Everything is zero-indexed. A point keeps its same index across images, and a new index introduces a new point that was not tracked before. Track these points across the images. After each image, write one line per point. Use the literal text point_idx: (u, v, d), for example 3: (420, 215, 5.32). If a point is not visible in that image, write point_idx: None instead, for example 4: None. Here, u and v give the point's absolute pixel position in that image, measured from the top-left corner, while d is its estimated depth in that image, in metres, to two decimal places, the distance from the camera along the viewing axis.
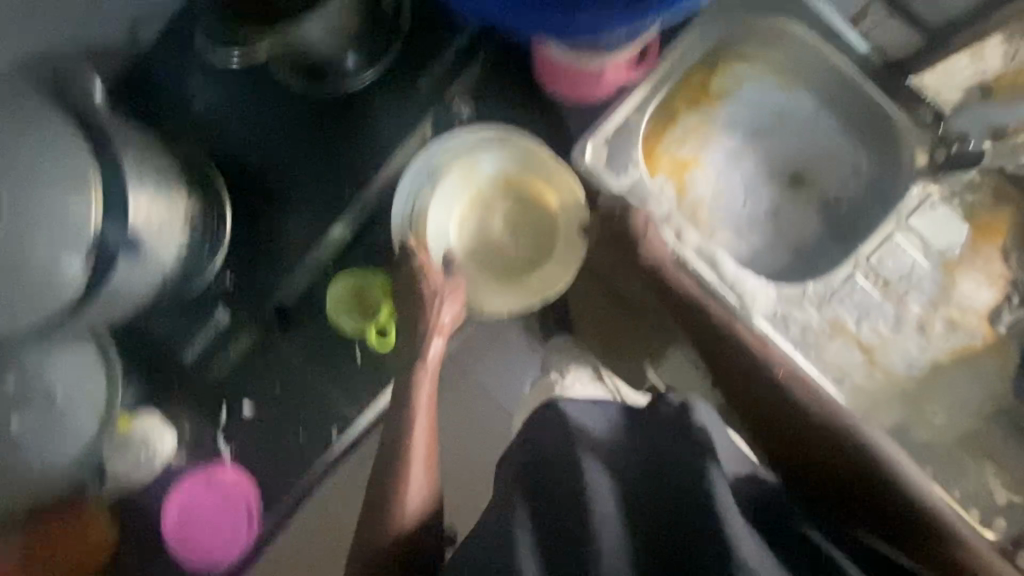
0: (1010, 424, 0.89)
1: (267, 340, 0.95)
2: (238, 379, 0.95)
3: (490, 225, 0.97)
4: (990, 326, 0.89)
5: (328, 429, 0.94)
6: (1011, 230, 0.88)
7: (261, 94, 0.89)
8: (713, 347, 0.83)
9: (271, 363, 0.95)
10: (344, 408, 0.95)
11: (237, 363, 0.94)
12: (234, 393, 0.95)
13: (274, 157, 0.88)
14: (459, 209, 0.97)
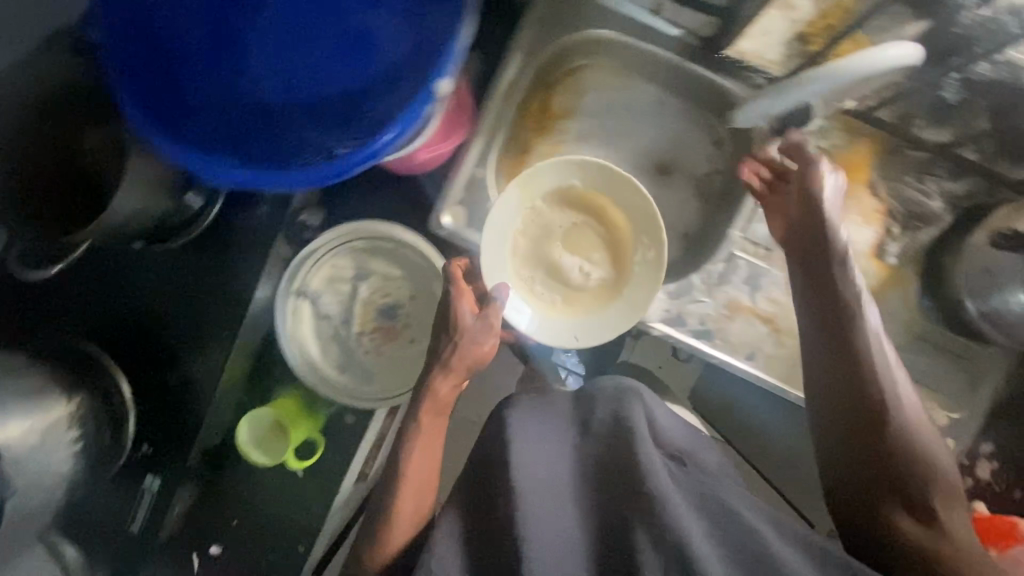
0: (929, 345, 0.89)
1: (215, 481, 0.97)
2: (195, 525, 0.98)
3: (553, 252, 0.87)
4: (880, 261, 0.88)
5: (297, 544, 0.98)
6: (874, 162, 0.87)
7: (121, 269, 0.89)
8: (824, 284, 0.73)
9: (227, 497, 0.98)
10: (312, 516, 0.98)
11: (188, 512, 0.97)
12: (196, 539, 0.98)
13: (155, 329, 0.89)
14: (516, 230, 0.86)
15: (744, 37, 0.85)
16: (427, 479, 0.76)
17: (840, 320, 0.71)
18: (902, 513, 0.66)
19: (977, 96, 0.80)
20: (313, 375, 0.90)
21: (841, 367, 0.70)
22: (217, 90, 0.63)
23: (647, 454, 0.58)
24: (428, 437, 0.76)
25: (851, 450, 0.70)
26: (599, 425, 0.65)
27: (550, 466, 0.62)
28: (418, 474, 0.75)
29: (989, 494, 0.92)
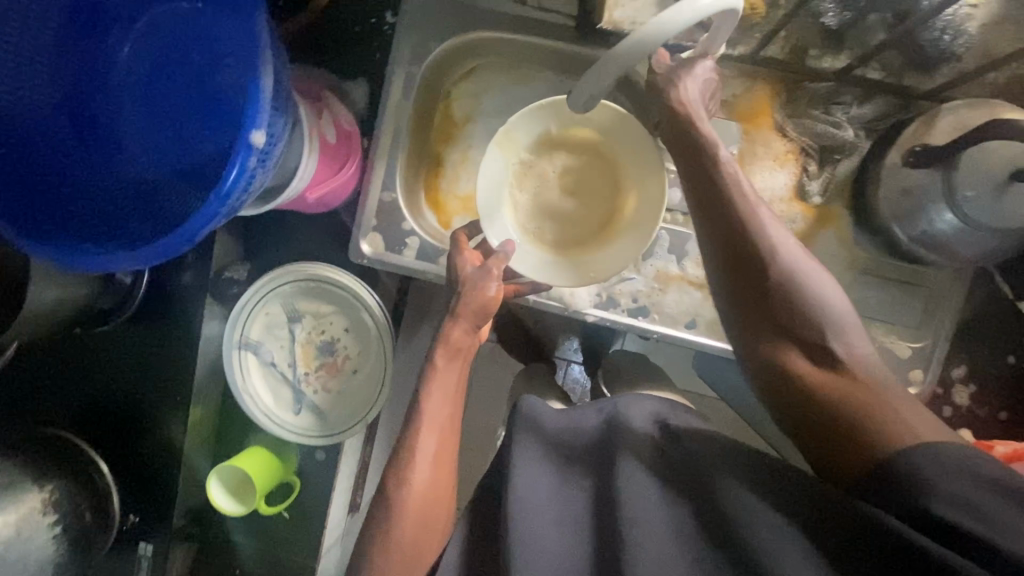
0: (875, 278, 0.85)
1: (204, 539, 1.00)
2: None
3: (552, 202, 0.84)
4: (804, 203, 0.85)
5: None
6: (776, 102, 0.84)
7: (85, 358, 0.95)
8: (694, 150, 0.64)
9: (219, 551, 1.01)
10: (305, 555, 1.01)
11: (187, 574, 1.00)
12: None
13: (125, 406, 0.94)
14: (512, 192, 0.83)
15: (615, 6, 0.85)
16: (425, 540, 0.67)
17: (711, 179, 0.62)
18: (801, 359, 0.60)
19: (863, 13, 0.78)
20: (269, 421, 0.92)
21: (722, 228, 0.61)
22: (99, 182, 0.71)
23: (640, 475, 0.57)
24: (423, 498, 0.67)
25: (751, 309, 0.61)
26: (593, 454, 0.63)
27: (546, 491, 0.60)
28: (410, 537, 0.66)
29: (973, 421, 0.87)
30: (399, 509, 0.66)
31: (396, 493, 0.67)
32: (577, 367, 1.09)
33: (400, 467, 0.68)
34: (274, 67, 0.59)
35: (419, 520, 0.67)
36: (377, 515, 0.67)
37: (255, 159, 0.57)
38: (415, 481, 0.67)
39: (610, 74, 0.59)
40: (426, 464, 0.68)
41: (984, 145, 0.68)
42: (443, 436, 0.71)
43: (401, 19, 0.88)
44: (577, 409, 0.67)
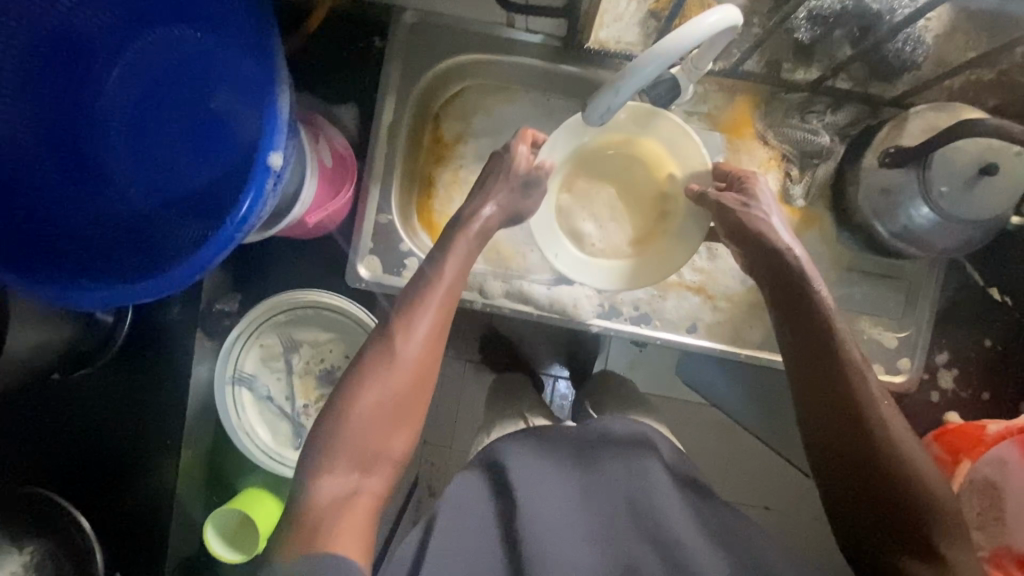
0: (859, 274, 0.90)
1: None
2: None
3: (597, 208, 0.82)
4: (789, 206, 0.89)
5: None
6: (756, 114, 0.89)
7: (65, 403, 0.89)
8: (789, 289, 0.70)
9: None
10: None
11: None
12: None
13: (113, 452, 0.89)
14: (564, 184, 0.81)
15: (599, 27, 0.87)
16: (413, 402, 0.68)
17: (820, 331, 0.68)
18: (915, 561, 0.62)
19: (830, 29, 0.82)
20: (266, 459, 0.88)
21: (822, 372, 0.67)
22: (88, 217, 0.67)
23: (669, 498, 0.70)
24: (419, 358, 0.68)
25: (844, 454, 0.65)
26: (616, 451, 0.73)
27: (558, 504, 0.68)
28: (400, 391, 0.67)
29: (958, 403, 0.93)
30: (397, 363, 0.67)
31: (396, 347, 0.68)
32: (563, 384, 1.06)
33: (406, 316, 0.69)
34: (288, 91, 0.58)
35: (412, 377, 0.67)
36: (368, 361, 0.68)
37: (272, 182, 0.56)
38: (417, 339, 0.68)
39: (627, 91, 0.61)
40: (427, 326, 0.69)
41: (954, 144, 0.73)
42: (447, 300, 0.71)
43: (390, 44, 0.88)
44: (602, 420, 0.76)
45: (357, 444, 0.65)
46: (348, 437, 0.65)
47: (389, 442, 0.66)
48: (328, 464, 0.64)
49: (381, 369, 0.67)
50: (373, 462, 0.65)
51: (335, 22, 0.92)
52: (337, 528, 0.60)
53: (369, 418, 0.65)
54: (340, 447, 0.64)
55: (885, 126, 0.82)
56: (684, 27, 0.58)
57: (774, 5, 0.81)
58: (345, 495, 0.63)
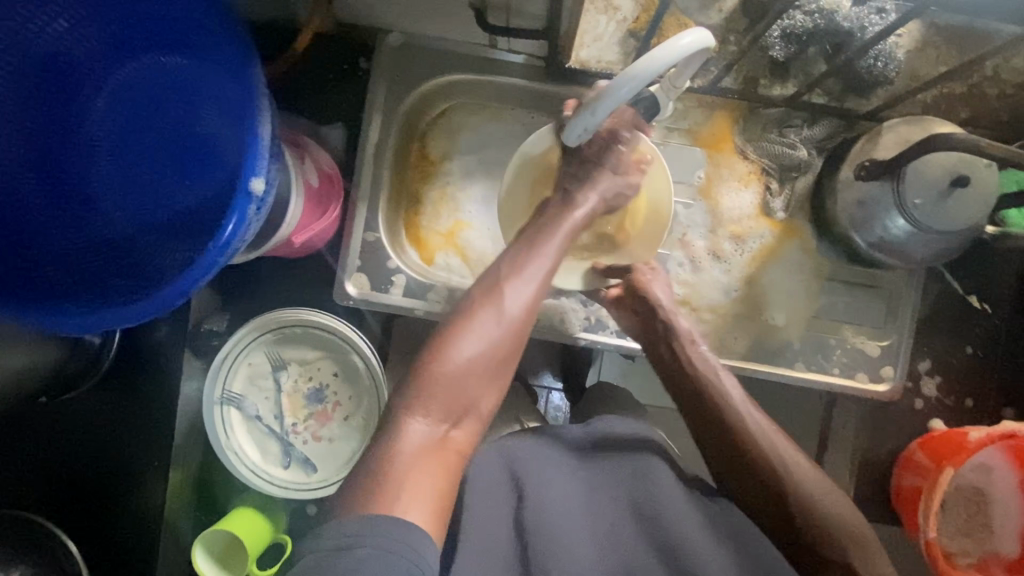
0: (841, 284, 0.91)
1: None
2: None
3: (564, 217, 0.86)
4: (770, 218, 0.91)
5: None
6: (735, 129, 0.91)
7: (55, 423, 0.89)
8: (675, 380, 0.79)
9: None
10: None
11: None
12: None
13: (102, 472, 0.89)
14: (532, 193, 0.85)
15: (580, 46, 0.88)
16: (511, 358, 0.67)
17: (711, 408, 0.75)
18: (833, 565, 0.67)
19: (804, 45, 0.84)
20: (255, 478, 0.88)
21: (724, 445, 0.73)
22: (74, 238, 0.68)
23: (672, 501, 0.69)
24: (523, 315, 0.67)
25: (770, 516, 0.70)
26: (620, 451, 0.73)
27: (564, 506, 0.68)
28: (504, 344, 0.65)
29: (942, 409, 0.94)
30: (505, 314, 0.66)
31: (506, 297, 0.66)
32: (557, 395, 1.06)
33: (517, 266, 0.68)
34: (271, 119, 0.59)
35: (516, 330, 0.66)
36: (476, 308, 0.65)
37: (255, 207, 0.58)
38: (526, 296, 0.67)
39: (605, 108, 0.62)
40: (536, 282, 0.68)
41: (924, 158, 0.75)
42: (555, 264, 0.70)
43: (376, 65, 0.90)
44: (607, 421, 0.76)
45: (453, 391, 0.63)
46: (446, 384, 0.63)
47: (483, 397, 0.65)
48: (422, 408, 0.62)
49: (489, 318, 0.65)
50: (463, 413, 0.64)
51: (322, 45, 0.93)
52: (404, 485, 0.58)
53: (470, 365, 0.64)
54: (433, 391, 0.63)
55: (860, 139, 0.84)
56: (660, 47, 0.60)
57: (748, 24, 0.85)
58: (431, 444, 0.61)
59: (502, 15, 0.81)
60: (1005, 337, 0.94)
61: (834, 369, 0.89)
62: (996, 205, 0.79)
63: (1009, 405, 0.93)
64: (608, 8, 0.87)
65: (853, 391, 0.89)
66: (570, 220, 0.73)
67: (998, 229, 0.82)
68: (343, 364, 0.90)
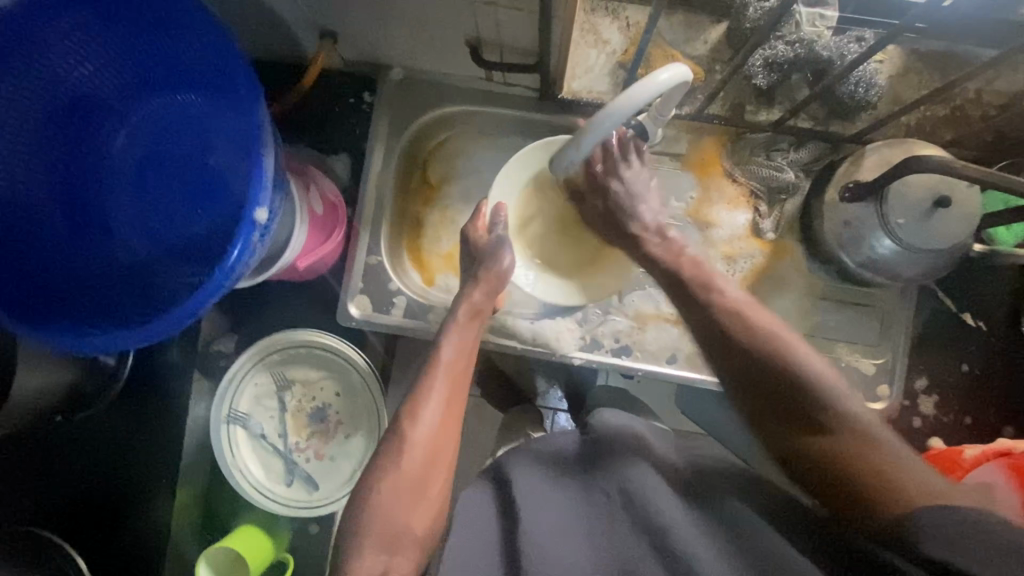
0: (833, 303, 0.92)
1: None
2: None
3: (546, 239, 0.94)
4: (760, 239, 0.93)
5: None
6: (724, 153, 0.94)
7: (70, 441, 0.93)
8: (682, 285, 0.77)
9: None
10: None
11: None
12: None
13: (113, 488, 0.92)
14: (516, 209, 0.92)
15: (572, 78, 0.93)
16: (431, 482, 0.69)
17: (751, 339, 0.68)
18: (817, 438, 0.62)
19: (786, 73, 0.87)
20: (258, 496, 0.90)
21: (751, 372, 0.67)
22: (89, 268, 0.72)
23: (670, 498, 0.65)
24: (431, 432, 0.71)
25: (761, 408, 0.66)
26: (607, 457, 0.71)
27: (554, 512, 0.68)
28: (420, 472, 0.69)
29: (941, 428, 0.93)
30: (410, 446, 0.69)
31: (409, 433, 0.70)
32: (563, 416, 1.09)
33: (416, 395, 0.73)
34: (274, 153, 0.64)
35: (428, 456, 0.70)
36: (388, 441, 0.71)
37: (259, 235, 0.62)
38: (429, 420, 0.71)
39: (593, 138, 0.65)
40: (436, 406, 0.72)
41: (905, 179, 0.77)
42: (454, 380, 0.75)
43: (379, 99, 0.95)
44: (600, 418, 0.76)
45: (382, 528, 0.65)
46: (372, 528, 0.65)
47: (411, 520, 0.67)
48: (358, 547, 0.64)
49: (394, 457, 0.69)
50: (395, 539, 0.65)
51: (328, 80, 0.99)
52: None
53: (388, 503, 0.67)
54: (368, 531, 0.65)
55: (845, 161, 0.86)
56: (641, 82, 0.63)
57: (731, 54, 0.89)
58: None
59: (496, 51, 0.85)
60: (1001, 355, 0.94)
61: None
62: (982, 224, 0.80)
63: (1010, 423, 0.93)
64: (598, 41, 0.91)
65: None
66: (462, 337, 0.78)
67: (986, 247, 0.83)
68: (346, 378, 0.93)
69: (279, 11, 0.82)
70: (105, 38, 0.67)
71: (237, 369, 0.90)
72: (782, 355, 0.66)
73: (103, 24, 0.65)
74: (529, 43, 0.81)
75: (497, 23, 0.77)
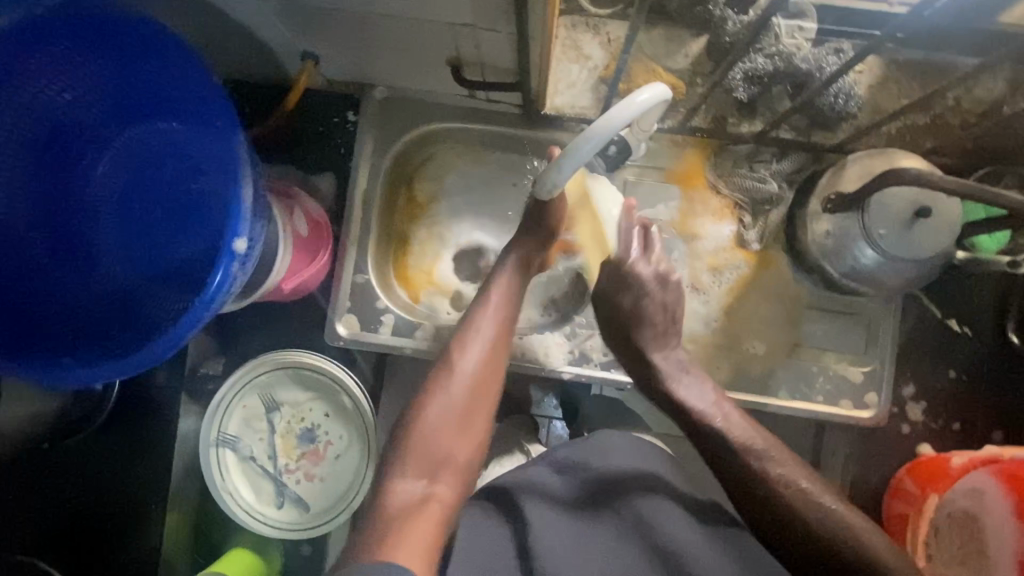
0: (820, 312, 0.93)
1: None
2: None
3: None
4: (745, 250, 0.94)
5: None
6: (707, 165, 0.94)
7: (57, 468, 0.92)
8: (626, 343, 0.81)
9: None
10: None
11: None
12: None
13: (101, 515, 0.92)
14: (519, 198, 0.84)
15: (555, 94, 0.93)
16: (475, 415, 0.70)
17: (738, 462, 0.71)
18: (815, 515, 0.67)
19: (767, 86, 0.88)
20: (248, 518, 0.90)
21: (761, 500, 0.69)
22: (73, 299, 0.72)
23: (675, 512, 0.71)
24: (479, 371, 0.72)
25: (799, 554, 0.67)
26: (615, 480, 0.73)
27: (563, 533, 0.67)
28: (462, 405, 0.70)
29: (930, 435, 0.94)
30: (456, 375, 0.71)
31: (455, 364, 0.72)
32: (559, 424, 1.06)
33: (465, 333, 0.74)
34: (253, 180, 0.64)
35: (471, 388, 0.71)
36: (435, 375, 0.72)
37: (239, 263, 0.61)
38: (476, 355, 0.72)
39: (576, 162, 0.65)
40: (485, 342, 0.74)
41: (886, 192, 0.78)
42: (499, 327, 0.75)
43: (362, 117, 0.95)
44: (611, 436, 0.78)
45: (424, 453, 0.66)
46: (415, 455, 0.66)
47: (454, 448, 0.68)
48: (400, 471, 0.65)
49: (442, 386, 0.71)
50: (440, 468, 0.66)
51: (311, 100, 0.99)
52: (405, 537, 0.58)
53: (437, 427, 0.68)
54: (412, 452, 0.66)
55: (826, 172, 0.86)
56: (620, 103, 0.64)
57: (712, 67, 0.89)
58: (416, 501, 0.63)
59: (478, 70, 0.85)
60: (987, 361, 0.94)
61: (818, 397, 0.90)
62: (964, 233, 0.81)
63: (998, 428, 0.93)
64: (579, 57, 0.91)
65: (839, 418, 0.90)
66: (501, 289, 0.77)
67: (969, 254, 0.83)
68: (337, 396, 0.93)
69: (260, 34, 0.82)
70: (83, 67, 0.66)
71: (226, 391, 0.90)
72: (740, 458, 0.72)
73: (79, 56, 0.65)
74: (509, 61, 0.81)
75: (477, 44, 0.77)
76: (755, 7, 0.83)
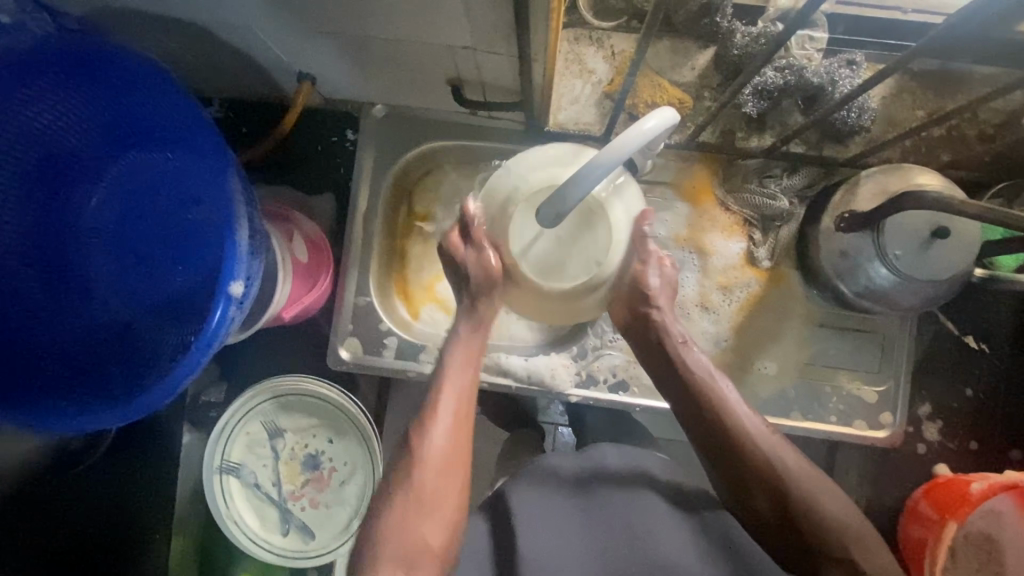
0: (832, 330, 0.90)
1: None
2: None
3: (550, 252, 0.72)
4: (755, 267, 0.91)
5: None
6: (715, 180, 0.92)
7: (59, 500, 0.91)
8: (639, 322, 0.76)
9: None
10: None
11: None
12: None
13: (105, 545, 0.91)
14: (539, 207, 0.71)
15: (558, 110, 0.91)
16: (443, 500, 0.67)
17: (690, 390, 0.72)
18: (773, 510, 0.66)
19: (776, 100, 0.85)
20: (253, 546, 0.89)
21: (715, 445, 0.69)
22: (73, 334, 0.72)
23: (669, 528, 0.69)
24: (444, 457, 0.68)
25: (733, 479, 0.68)
26: (621, 487, 0.72)
27: (558, 537, 0.68)
28: (427, 492, 0.66)
29: (945, 454, 0.92)
30: (422, 464, 0.67)
31: (419, 450, 0.68)
32: (564, 430, 1.06)
33: (427, 418, 0.70)
34: (249, 218, 0.62)
35: (437, 475, 0.67)
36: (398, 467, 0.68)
37: (236, 306, 0.61)
38: (438, 439, 0.68)
39: (579, 194, 0.62)
40: (447, 422, 0.70)
41: (903, 213, 0.75)
42: (460, 405, 0.71)
43: (361, 138, 0.93)
44: (599, 448, 0.76)
45: (398, 550, 0.64)
46: (389, 546, 0.64)
47: (427, 534, 0.65)
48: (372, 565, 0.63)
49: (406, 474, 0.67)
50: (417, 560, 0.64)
51: (308, 120, 0.97)
52: None
53: (401, 526, 0.65)
54: (383, 554, 0.64)
55: (839, 188, 0.84)
56: (626, 133, 0.61)
57: (721, 80, 0.87)
58: None
59: (479, 90, 0.83)
60: (1005, 378, 0.92)
61: (831, 417, 0.88)
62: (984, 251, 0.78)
63: (1015, 446, 0.91)
64: (583, 71, 0.89)
65: (851, 438, 0.88)
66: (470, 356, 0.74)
67: (988, 272, 0.81)
68: (339, 420, 0.91)
69: (256, 57, 0.80)
70: (74, 101, 0.65)
71: (225, 420, 0.88)
72: (742, 440, 0.68)
73: (68, 89, 0.64)
74: (512, 82, 0.79)
75: (478, 64, 0.75)
76: (765, 19, 0.81)
